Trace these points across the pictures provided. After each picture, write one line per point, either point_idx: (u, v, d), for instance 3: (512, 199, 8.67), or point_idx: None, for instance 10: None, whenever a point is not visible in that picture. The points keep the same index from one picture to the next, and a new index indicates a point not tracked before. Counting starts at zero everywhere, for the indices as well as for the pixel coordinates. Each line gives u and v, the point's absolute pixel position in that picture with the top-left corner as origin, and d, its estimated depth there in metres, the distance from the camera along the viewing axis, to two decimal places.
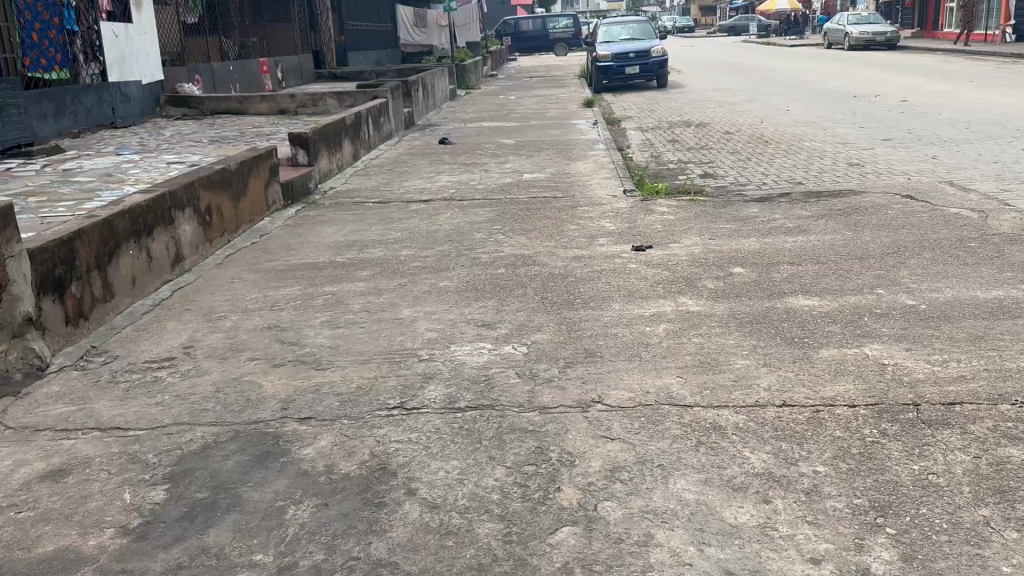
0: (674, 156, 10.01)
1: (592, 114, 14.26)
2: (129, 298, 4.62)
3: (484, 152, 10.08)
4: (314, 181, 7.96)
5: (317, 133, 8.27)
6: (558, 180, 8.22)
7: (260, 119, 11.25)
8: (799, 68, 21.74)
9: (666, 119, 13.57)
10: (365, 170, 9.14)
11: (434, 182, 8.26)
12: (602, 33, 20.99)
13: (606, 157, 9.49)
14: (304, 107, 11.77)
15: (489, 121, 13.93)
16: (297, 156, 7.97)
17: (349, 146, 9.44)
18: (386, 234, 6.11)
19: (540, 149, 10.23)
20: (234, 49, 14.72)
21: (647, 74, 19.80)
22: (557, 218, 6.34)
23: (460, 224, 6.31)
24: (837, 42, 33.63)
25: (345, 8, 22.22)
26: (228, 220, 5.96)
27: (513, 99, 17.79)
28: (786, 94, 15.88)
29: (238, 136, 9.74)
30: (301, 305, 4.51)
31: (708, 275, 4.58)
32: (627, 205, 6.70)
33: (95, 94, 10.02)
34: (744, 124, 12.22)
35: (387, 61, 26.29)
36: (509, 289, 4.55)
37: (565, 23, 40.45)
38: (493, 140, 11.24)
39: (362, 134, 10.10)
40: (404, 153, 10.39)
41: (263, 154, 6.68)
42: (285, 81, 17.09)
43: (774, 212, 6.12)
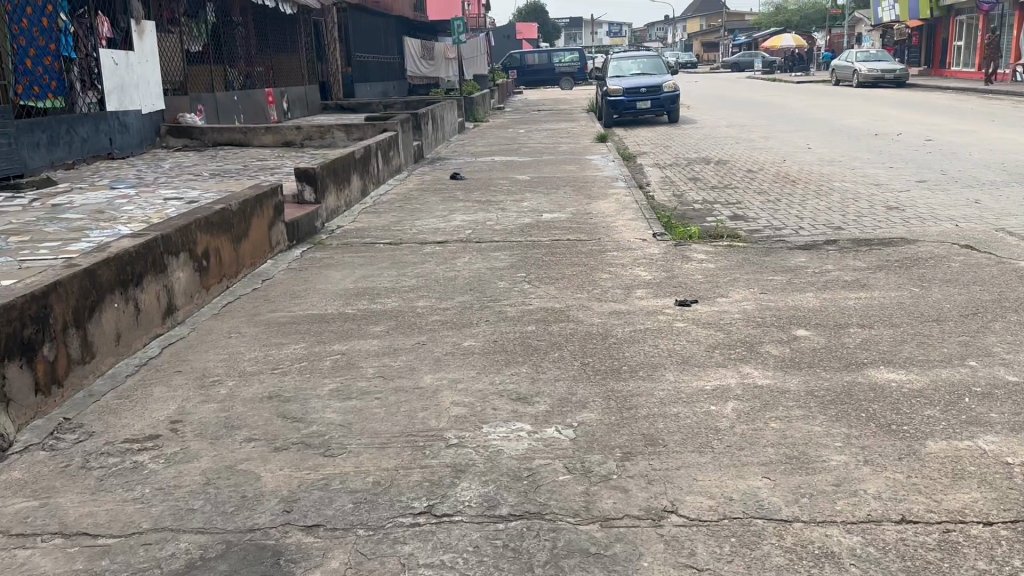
0: (698, 195, 9.52)
1: (606, 149, 13.82)
2: (112, 357, 4.08)
3: (499, 189, 9.59)
4: (320, 220, 7.45)
5: (326, 169, 7.78)
6: (580, 220, 7.71)
7: (264, 151, 10.79)
8: (813, 105, 21.37)
9: (684, 156, 13.10)
10: (374, 207, 8.64)
11: (449, 221, 7.75)
12: (613, 67, 20.66)
13: (628, 195, 9.00)
14: (311, 139, 11.32)
15: (500, 155, 13.49)
16: (303, 192, 7.46)
17: (358, 182, 8.96)
18: (400, 281, 5.58)
19: (558, 186, 9.75)
20: (239, 78, 14.33)
21: (659, 108, 19.42)
22: (585, 264, 5.82)
23: (480, 270, 5.78)
24: (846, 79, 33.40)
25: (352, 39, 21.95)
26: (227, 265, 5.44)
27: (523, 132, 17.38)
28: (805, 130, 15.46)
29: (241, 169, 9.25)
30: (307, 368, 3.97)
31: (768, 338, 4.03)
32: (660, 251, 6.18)
33: (92, 124, 9.57)
34: (767, 162, 11.76)
35: (394, 93, 26.00)
36: (542, 351, 4.00)
37: (571, 58, 40.31)
38: (507, 175, 10.76)
39: (371, 168, 9.63)
40: (415, 188, 9.91)
41: (267, 192, 6.16)
42: (290, 112, 16.70)
43: (824, 262, 5.59)
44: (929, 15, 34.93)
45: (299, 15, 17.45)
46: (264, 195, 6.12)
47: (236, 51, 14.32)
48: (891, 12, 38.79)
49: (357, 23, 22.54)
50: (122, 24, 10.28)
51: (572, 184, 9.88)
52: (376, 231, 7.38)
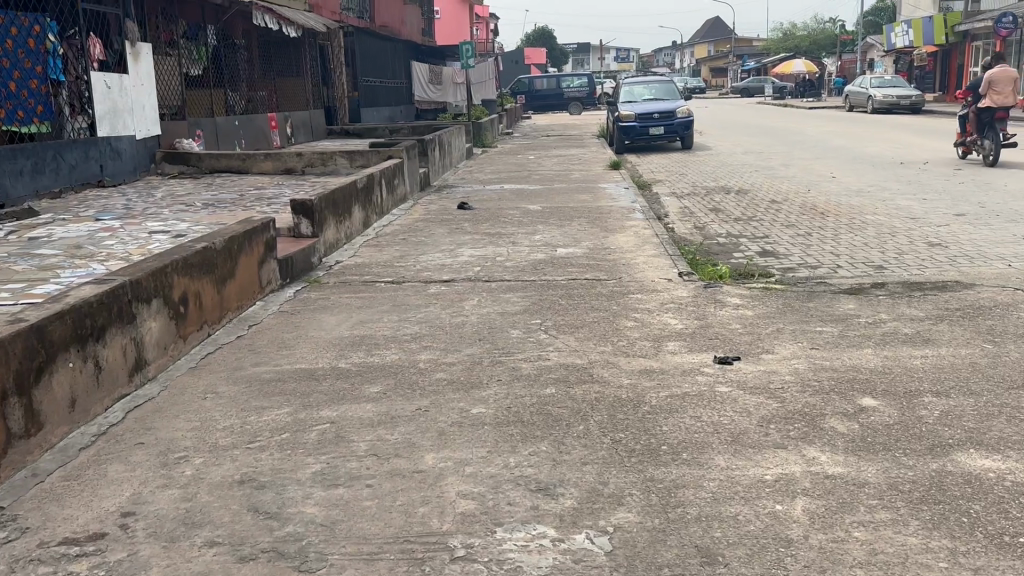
0: (721, 228, 8.96)
1: (620, 176, 13.29)
2: (65, 425, 3.52)
3: (510, 220, 9.05)
4: (317, 255, 6.92)
5: (325, 200, 7.26)
6: (597, 255, 7.15)
7: (263, 179, 10.30)
8: (830, 132, 20.84)
9: (702, 184, 12.56)
10: (377, 240, 8.10)
11: (456, 256, 7.20)
12: (625, 92, 20.22)
13: (648, 228, 8.44)
14: (312, 166, 10.82)
15: (510, 182, 12.96)
16: (299, 226, 6.93)
17: (360, 213, 8.44)
18: (402, 328, 5.02)
19: (572, 217, 9.20)
20: (240, 103, 13.91)
21: (673, 134, 18.92)
22: (607, 309, 5.25)
23: (491, 315, 5.22)
24: (860, 105, 32.91)
25: (359, 63, 21.61)
26: (209, 310, 4.89)
27: (534, 158, 16.87)
28: (826, 158, 14.90)
29: (236, 198, 8.74)
30: (290, 441, 3.39)
31: (832, 411, 3.50)
32: (688, 293, 5.62)
33: (81, 150, 9.11)
34: (790, 192, 11.21)
35: (401, 118, 25.64)
36: (563, 421, 3.43)
37: (580, 83, 39.99)
38: (518, 205, 10.23)
39: (374, 198, 9.10)
40: (421, 219, 9.38)
41: (257, 227, 5.62)
42: (294, 137, 16.27)
43: (876, 310, 5.01)
44: (944, 41, 34.53)
45: (304, 39, 17.10)
46: (254, 230, 5.58)
47: (237, 75, 13.92)
48: (905, 37, 38.38)
49: (364, 47, 22.19)
50: (115, 46, 9.92)
51: (586, 215, 9.34)
52: (377, 267, 6.83)
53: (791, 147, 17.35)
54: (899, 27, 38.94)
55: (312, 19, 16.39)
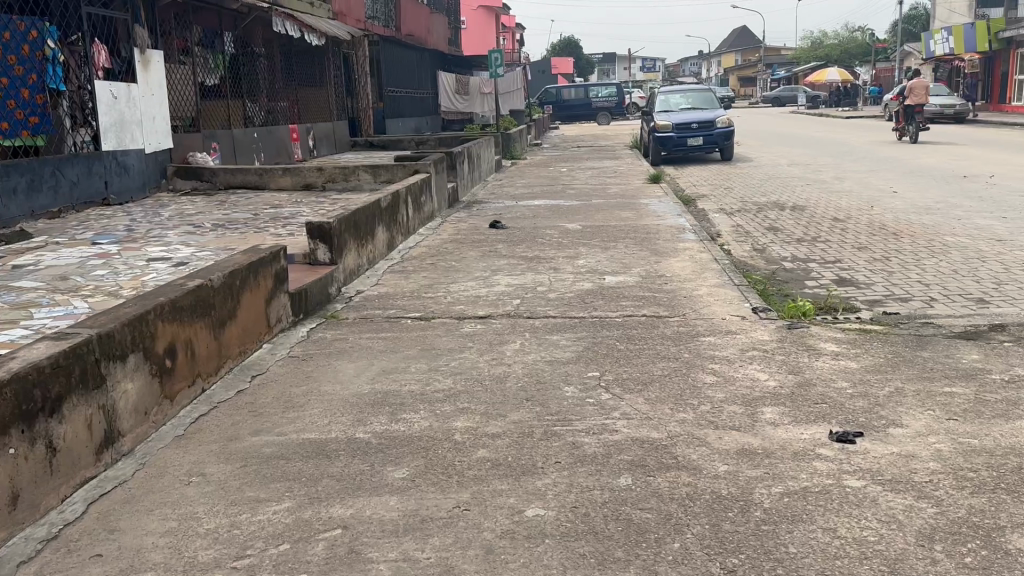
0: (784, 250, 8.06)
1: (661, 190, 12.43)
2: (4, 529, 2.74)
3: (548, 241, 8.22)
4: (336, 284, 6.13)
5: (346, 221, 6.48)
6: (652, 284, 6.30)
7: (280, 195, 9.56)
8: (876, 143, 19.82)
9: (752, 200, 11.65)
10: (402, 265, 7.31)
11: (492, 286, 6.38)
12: (660, 101, 19.35)
13: (704, 251, 7.58)
14: (333, 182, 10.08)
15: (544, 198, 12.15)
16: (316, 251, 6.15)
17: (385, 234, 7.67)
18: (432, 381, 4.17)
19: (616, 237, 8.35)
20: (260, 114, 13.26)
21: (712, 145, 18.03)
22: (676, 357, 4.40)
23: (538, 364, 4.37)
24: (900, 114, 31.71)
25: (384, 73, 20.97)
26: (203, 360, 4.10)
27: (566, 171, 16.05)
28: (881, 171, 13.92)
29: (250, 219, 8.00)
30: (288, 558, 2.56)
31: (1010, 520, 2.63)
32: (771, 338, 4.74)
33: (84, 166, 8.44)
34: (850, 209, 10.29)
35: (427, 129, 24.97)
36: (650, 535, 2.57)
37: (608, 92, 38.94)
38: (555, 223, 9.39)
39: (400, 217, 8.32)
40: (450, 240, 8.58)
41: (264, 257, 4.84)
42: (316, 150, 15.59)
43: (1010, 364, 4.11)
44: (987, 47, 33.29)
45: (328, 48, 16.46)
46: (260, 261, 4.79)
47: (257, 85, 13.28)
48: (944, 44, 37.12)
49: (389, 57, 21.54)
50: (123, 54, 9.28)
51: (631, 235, 8.50)
52: (402, 299, 6.01)
53: (839, 159, 16.38)
54: (938, 34, 37.69)
55: (336, 27, 15.76)
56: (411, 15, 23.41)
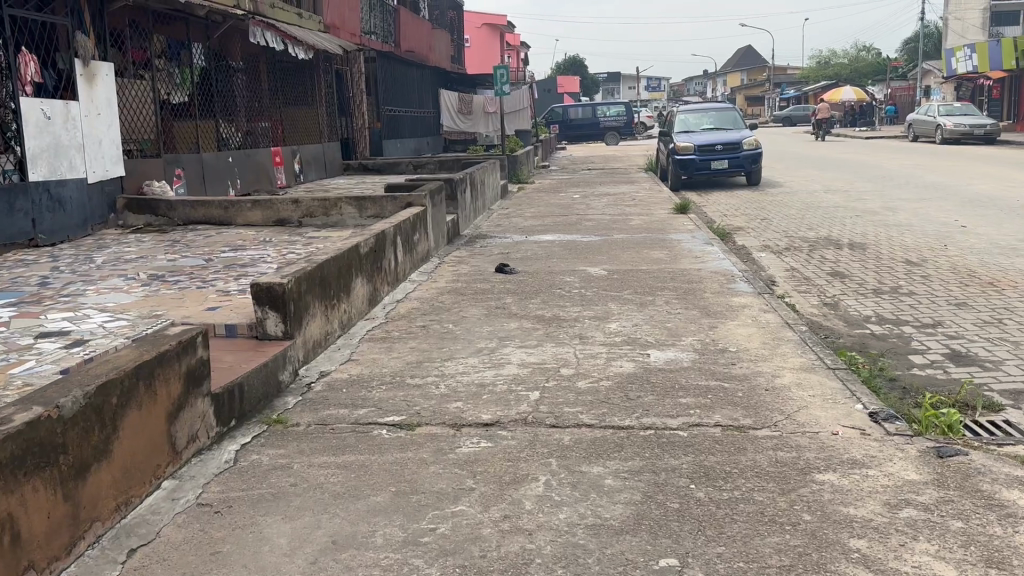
0: (863, 307, 6.47)
1: (691, 222, 10.90)
2: None
3: (569, 293, 6.67)
4: (292, 366, 4.58)
5: (309, 277, 4.94)
6: (714, 363, 4.72)
7: (246, 233, 8.01)
8: (913, 166, 18.24)
9: (798, 235, 10.06)
10: (385, 330, 5.74)
11: (502, 364, 4.81)
12: (679, 121, 17.79)
13: (768, 310, 6.00)
14: (311, 217, 8.52)
15: (557, 230, 10.60)
16: (264, 322, 4.59)
17: (366, 287, 6.14)
18: (408, 571, 2.60)
19: (653, 288, 6.76)
20: (236, 136, 11.78)
21: (737, 169, 16.50)
22: (790, 523, 2.82)
23: (575, 533, 2.78)
24: (926, 135, 30.08)
25: (382, 90, 19.55)
26: (37, 542, 2.56)
27: (580, 198, 14.52)
28: (935, 200, 12.36)
29: (200, 267, 6.45)
30: None
31: None
32: (925, 485, 3.14)
33: (2, 202, 6.96)
34: (921, 249, 8.70)
35: (427, 151, 23.55)
36: None
37: (615, 112, 37.84)
38: (575, 268, 7.82)
39: (386, 263, 6.76)
40: (449, 290, 7.03)
41: (167, 353, 3.30)
42: (303, 175, 14.09)
43: None
44: (1015, 65, 31.76)
45: (318, 62, 15.02)
46: (157, 361, 3.24)
47: (233, 103, 11.81)
48: (966, 62, 35.52)
49: (387, 73, 20.12)
50: (61, 65, 7.80)
51: (668, 284, 6.93)
52: (380, 389, 4.43)
53: (881, 185, 14.82)
54: (959, 52, 36.10)
55: (326, 40, 14.32)
56: (411, 29, 22.04)
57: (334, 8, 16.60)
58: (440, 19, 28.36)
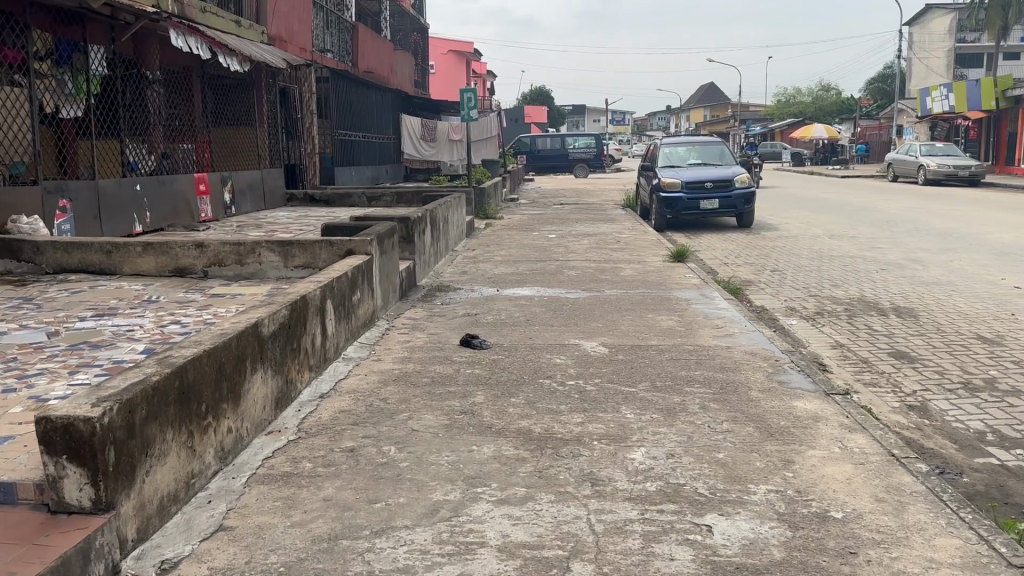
0: (967, 418, 4.70)
1: (692, 273, 9.14)
2: None
3: (562, 388, 4.78)
4: (105, 562, 2.67)
5: (159, 395, 3.05)
6: (823, 551, 2.87)
7: (127, 291, 6.01)
8: (913, 210, 16.83)
9: (825, 295, 8.35)
10: (292, 456, 3.78)
11: (472, 544, 2.89)
12: (662, 154, 16.16)
13: (854, 430, 4.17)
14: (220, 267, 6.54)
15: (535, 281, 8.75)
16: (60, 482, 2.69)
17: (272, 384, 4.20)
18: None
19: (678, 380, 4.92)
20: (148, 160, 9.81)
21: (728, 209, 14.85)
22: None
23: None
24: (907, 175, 29.09)
25: (335, 112, 17.67)
26: None
27: (558, 238, 12.72)
28: (964, 252, 10.82)
29: (31, 349, 4.44)
30: None
31: None
32: None
33: None
34: (989, 321, 7.01)
35: (386, 179, 21.66)
36: None
37: (585, 143, 36.35)
38: (565, 341, 5.97)
39: (308, 342, 4.82)
40: (395, 376, 5.10)
41: None
42: (236, 206, 12.10)
43: None
44: (994, 106, 31.04)
45: (259, 78, 13.11)
46: None
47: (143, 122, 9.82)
48: (943, 101, 34.87)
49: (342, 94, 18.25)
50: None
51: (695, 372, 5.10)
52: None
53: (891, 232, 13.31)
54: (935, 91, 35.49)
55: (268, 53, 12.42)
56: (371, 48, 20.22)
57: (280, 18, 14.71)
58: (402, 42, 26.64)
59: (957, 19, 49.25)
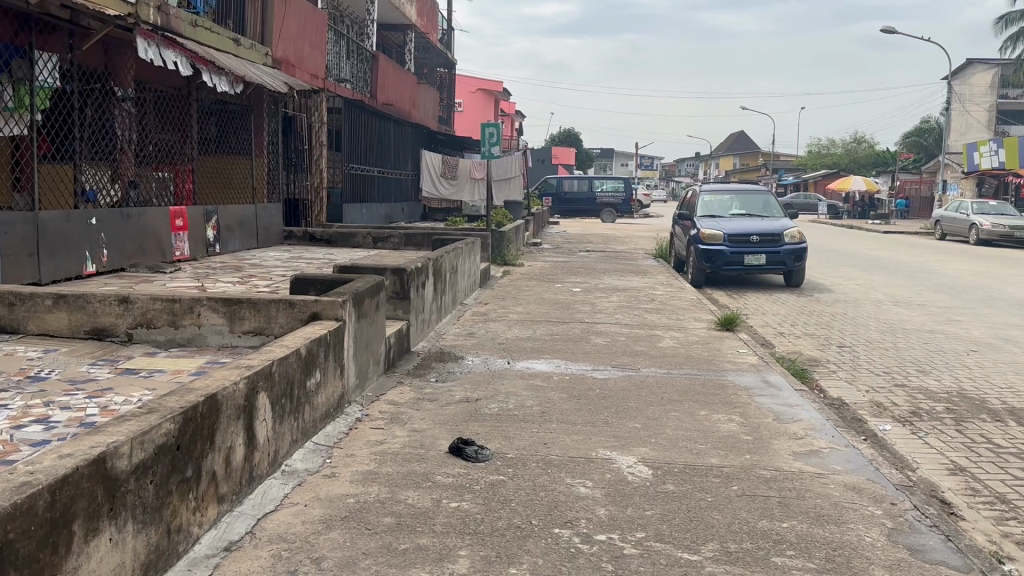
0: None
1: (746, 350, 7.52)
2: None
3: (587, 552, 3.18)
4: None
5: None
6: None
7: (15, 362, 4.55)
8: (980, 275, 15.08)
9: (916, 387, 6.71)
10: None
11: None
12: (702, 203, 14.61)
13: None
14: (151, 329, 5.08)
15: (554, 353, 7.16)
16: None
17: (133, 545, 2.71)
18: None
19: (759, 543, 3.33)
20: (111, 190, 8.51)
21: (776, 266, 13.21)
22: None
23: None
24: (957, 234, 27.31)
25: (349, 145, 16.41)
26: None
27: (583, 292, 11.17)
28: None
29: None
30: None
31: None
32: None
33: None
34: None
35: (401, 218, 20.33)
36: None
37: (613, 187, 34.90)
38: (593, 455, 4.36)
39: (218, 462, 3.32)
40: (347, 509, 3.55)
41: None
42: (221, 242, 10.71)
43: None
44: None
45: (259, 102, 11.84)
46: None
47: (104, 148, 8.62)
48: (992, 158, 33.18)
49: (358, 126, 16.99)
50: None
51: (783, 526, 3.51)
52: None
53: (966, 302, 11.61)
54: (983, 147, 33.99)
55: (267, 75, 11.15)
56: (392, 80, 19.04)
57: (289, 41, 13.52)
58: (427, 76, 25.57)
59: (1001, 74, 47.67)
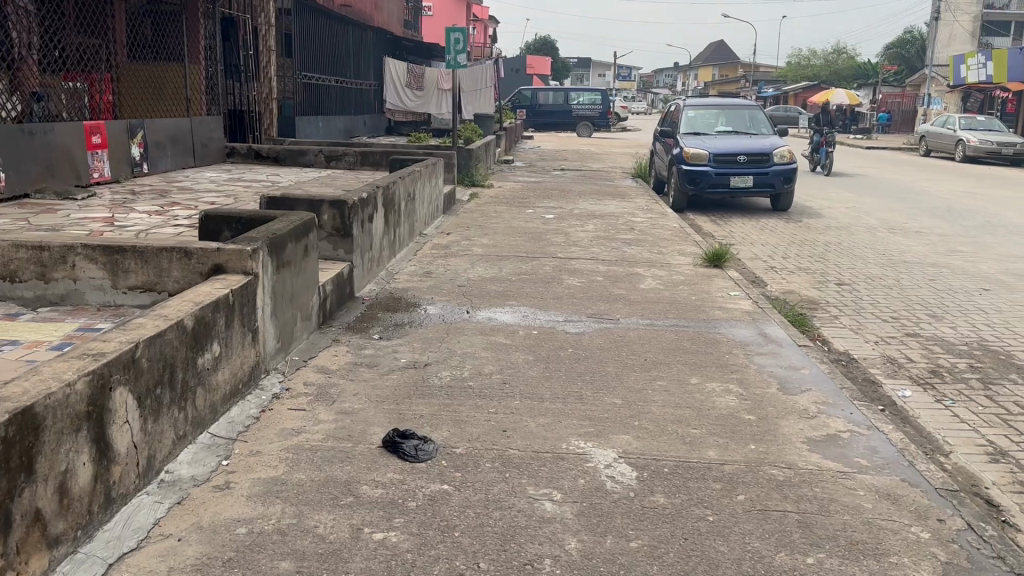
0: None
1: (737, 291, 6.65)
2: None
3: None
4: None
5: None
6: None
7: None
8: (976, 197, 14.24)
9: (930, 337, 5.90)
10: None
11: None
12: (685, 118, 13.52)
13: None
14: (15, 282, 4.08)
15: (521, 296, 6.24)
16: None
17: None
18: None
19: None
20: (8, 103, 7.36)
21: (763, 188, 12.29)
22: None
23: None
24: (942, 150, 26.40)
25: (302, 51, 14.98)
26: None
27: (556, 219, 10.21)
28: None
29: None
30: None
31: None
32: None
33: None
34: None
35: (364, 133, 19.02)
36: None
37: (591, 99, 33.45)
38: (564, 449, 3.49)
39: (43, 495, 2.40)
40: (233, 547, 2.65)
41: None
42: (151, 162, 9.54)
43: None
44: None
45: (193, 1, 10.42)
46: None
47: None
48: (979, 70, 32.05)
49: (312, 30, 15.50)
50: None
51: (808, 564, 2.68)
52: None
53: (965, 229, 10.80)
54: (970, 59, 32.66)
55: None
56: None
57: None
58: None
59: None
